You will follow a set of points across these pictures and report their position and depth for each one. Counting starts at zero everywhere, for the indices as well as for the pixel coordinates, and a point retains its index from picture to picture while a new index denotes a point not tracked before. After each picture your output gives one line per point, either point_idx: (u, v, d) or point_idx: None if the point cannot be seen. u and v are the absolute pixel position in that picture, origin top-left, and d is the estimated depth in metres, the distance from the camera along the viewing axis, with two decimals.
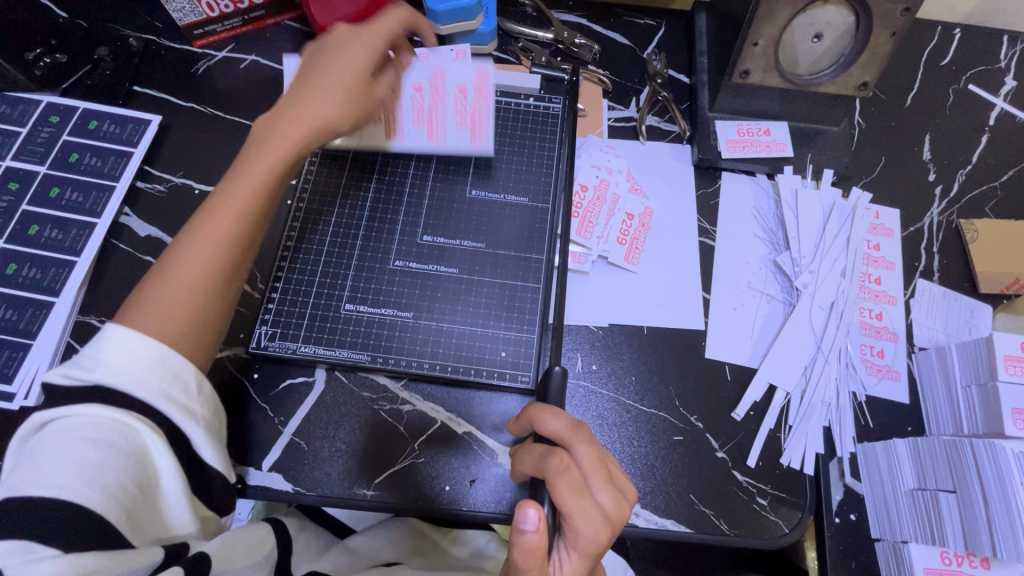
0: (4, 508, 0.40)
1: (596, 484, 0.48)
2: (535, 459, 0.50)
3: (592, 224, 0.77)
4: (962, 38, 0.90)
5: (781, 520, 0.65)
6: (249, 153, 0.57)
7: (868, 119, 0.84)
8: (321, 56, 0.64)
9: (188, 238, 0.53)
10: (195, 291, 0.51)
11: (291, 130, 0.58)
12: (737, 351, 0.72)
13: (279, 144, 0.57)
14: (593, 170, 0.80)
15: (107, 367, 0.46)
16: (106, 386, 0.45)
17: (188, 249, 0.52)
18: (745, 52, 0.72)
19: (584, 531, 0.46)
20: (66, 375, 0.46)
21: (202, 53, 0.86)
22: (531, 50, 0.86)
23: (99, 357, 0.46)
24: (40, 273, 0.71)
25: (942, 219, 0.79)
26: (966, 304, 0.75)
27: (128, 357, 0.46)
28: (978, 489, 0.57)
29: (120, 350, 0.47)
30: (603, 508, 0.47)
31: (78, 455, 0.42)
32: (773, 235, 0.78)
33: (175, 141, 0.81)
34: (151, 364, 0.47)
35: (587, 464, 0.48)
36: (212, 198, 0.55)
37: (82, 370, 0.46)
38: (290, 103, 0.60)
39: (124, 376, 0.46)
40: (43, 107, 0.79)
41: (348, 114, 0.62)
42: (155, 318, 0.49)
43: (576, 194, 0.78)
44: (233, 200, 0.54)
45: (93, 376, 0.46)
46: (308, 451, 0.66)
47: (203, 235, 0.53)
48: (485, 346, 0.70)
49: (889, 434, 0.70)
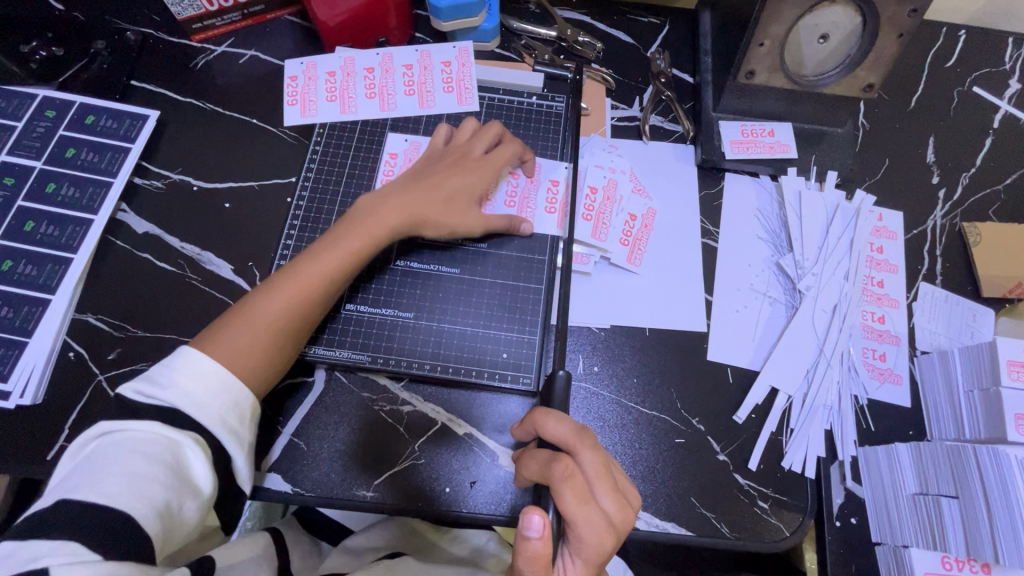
0: (55, 509, 0.43)
1: (601, 491, 0.48)
2: (540, 465, 0.50)
3: (606, 225, 0.75)
4: (967, 40, 0.89)
5: (782, 523, 0.65)
6: (348, 229, 0.63)
7: (872, 120, 0.84)
8: (440, 162, 0.70)
9: (272, 289, 0.59)
10: (268, 336, 0.58)
11: (387, 225, 0.64)
12: (739, 354, 0.72)
13: (372, 229, 0.63)
14: (598, 171, 0.79)
15: (177, 387, 0.51)
16: (173, 406, 0.51)
17: (273, 298, 0.59)
18: (751, 52, 0.72)
19: (589, 538, 0.46)
20: (138, 391, 0.51)
21: (201, 47, 0.85)
22: (534, 48, 0.85)
23: (173, 376, 0.52)
24: (37, 269, 0.70)
25: (945, 222, 0.79)
26: (969, 308, 0.75)
27: (198, 380, 0.52)
28: (981, 495, 0.57)
29: (191, 374, 0.52)
30: (608, 515, 0.47)
31: (132, 468, 0.46)
32: (776, 237, 0.77)
33: (173, 137, 0.80)
34: (215, 394, 0.52)
35: (592, 470, 0.48)
36: (300, 259, 0.61)
37: (156, 387, 0.51)
38: (393, 190, 0.67)
39: (189, 398, 0.51)
40: (39, 102, 0.78)
41: (441, 215, 0.67)
42: (228, 344, 0.56)
43: (587, 196, 0.77)
44: (319, 272, 0.60)
45: (163, 394, 0.51)
46: (307, 452, 0.66)
47: (288, 284, 0.59)
48: (486, 347, 0.70)
49: (891, 438, 0.70)
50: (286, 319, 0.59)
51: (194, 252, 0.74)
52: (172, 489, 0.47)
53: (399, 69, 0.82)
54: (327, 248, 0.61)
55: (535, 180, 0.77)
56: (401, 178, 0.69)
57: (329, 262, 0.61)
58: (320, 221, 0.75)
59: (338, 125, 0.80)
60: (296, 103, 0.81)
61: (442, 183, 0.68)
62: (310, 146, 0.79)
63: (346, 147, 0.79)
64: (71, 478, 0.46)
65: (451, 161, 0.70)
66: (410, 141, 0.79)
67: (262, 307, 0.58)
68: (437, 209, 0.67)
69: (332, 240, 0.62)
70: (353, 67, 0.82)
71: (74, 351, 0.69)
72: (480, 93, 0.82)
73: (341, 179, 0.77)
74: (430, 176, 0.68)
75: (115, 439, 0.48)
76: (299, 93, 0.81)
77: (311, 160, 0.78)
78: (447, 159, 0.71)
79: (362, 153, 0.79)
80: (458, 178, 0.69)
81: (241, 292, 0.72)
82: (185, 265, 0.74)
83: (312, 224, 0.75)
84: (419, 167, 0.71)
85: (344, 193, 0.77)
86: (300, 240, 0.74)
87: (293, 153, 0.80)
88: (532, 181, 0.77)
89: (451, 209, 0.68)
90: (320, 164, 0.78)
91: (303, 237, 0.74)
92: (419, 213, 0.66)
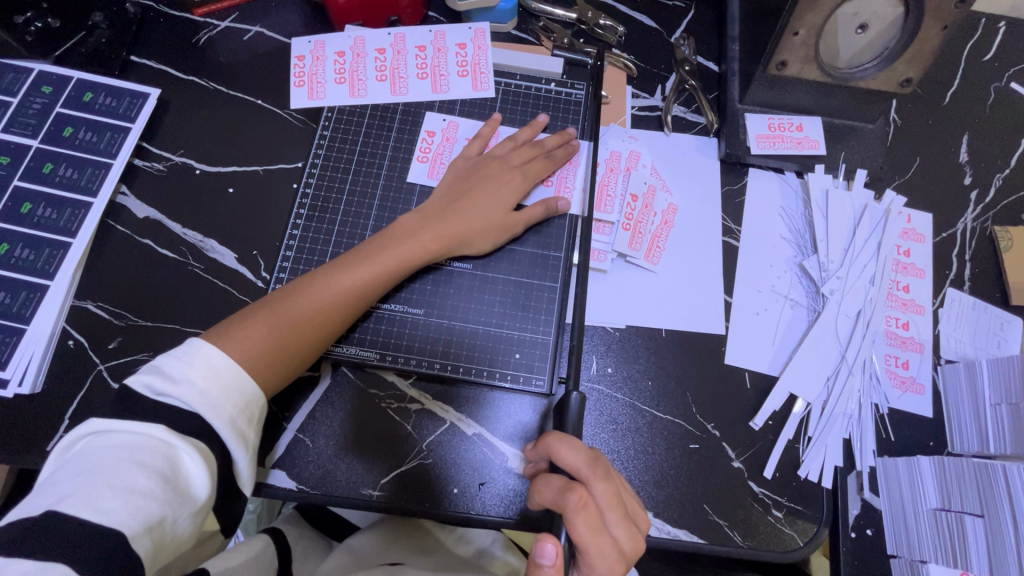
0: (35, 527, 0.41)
1: (612, 521, 0.47)
2: (553, 493, 0.48)
3: (644, 235, 0.72)
4: (1008, 32, 0.85)
5: (797, 533, 0.63)
6: (394, 242, 0.65)
7: (904, 116, 0.80)
8: (471, 175, 0.70)
9: (311, 288, 0.61)
10: (297, 339, 0.59)
11: (429, 244, 0.66)
12: (759, 358, 0.69)
13: (414, 246, 0.65)
14: (643, 178, 0.75)
15: (191, 384, 0.50)
16: (183, 403, 0.49)
17: (310, 298, 0.60)
18: (784, 42, 0.68)
19: (600, 567, 0.47)
20: (148, 385, 0.50)
21: (204, 22, 0.81)
22: (552, 31, 0.82)
23: (187, 371, 0.50)
24: (34, 253, 0.68)
25: (976, 225, 0.76)
26: (997, 316, 0.73)
27: (213, 379, 0.51)
28: (1008, 515, 0.56)
29: (208, 370, 0.51)
30: (619, 543, 0.47)
31: (128, 480, 0.44)
32: (801, 237, 0.74)
33: (174, 117, 0.77)
34: (231, 392, 0.52)
35: (605, 501, 0.48)
36: (344, 263, 0.63)
37: (168, 382, 0.50)
38: (440, 208, 0.68)
39: (202, 397, 0.50)
40: (34, 77, 0.74)
41: (479, 238, 0.68)
42: (255, 339, 0.56)
43: (627, 204, 0.74)
44: (357, 279, 0.62)
45: (176, 391, 0.49)
46: (313, 449, 0.64)
47: (322, 292, 0.61)
48: (499, 347, 0.68)
49: (911, 449, 0.68)
50: (316, 325, 0.60)
51: (196, 239, 0.72)
52: (168, 503, 0.45)
53: (411, 51, 0.78)
54: (366, 261, 0.63)
55: (575, 161, 0.75)
56: (437, 197, 0.70)
57: (367, 275, 0.63)
58: (328, 210, 0.72)
59: (346, 109, 0.77)
60: (303, 85, 0.78)
61: (477, 202, 0.68)
62: (317, 130, 0.76)
63: (355, 132, 0.76)
64: (60, 484, 0.43)
65: (483, 175, 0.70)
66: (447, 121, 0.76)
67: (292, 310, 0.59)
68: (472, 228, 0.68)
69: (370, 253, 0.64)
70: (363, 47, 0.78)
71: (74, 340, 0.67)
72: (496, 79, 0.79)
73: (350, 166, 0.74)
74: (467, 195, 0.69)
75: (111, 443, 0.46)
76: (307, 74, 0.78)
77: (319, 146, 0.75)
78: (478, 173, 0.71)
79: (372, 137, 0.76)
80: (493, 194, 0.69)
81: (245, 283, 0.70)
82: (188, 252, 0.71)
83: (319, 213, 0.72)
84: (452, 181, 0.71)
85: (353, 181, 0.74)
86: (307, 229, 0.71)
87: (299, 137, 0.77)
88: (573, 162, 0.75)
89: (486, 227, 0.68)
90: (328, 149, 0.75)
91: (310, 226, 0.72)
92: (458, 233, 0.67)
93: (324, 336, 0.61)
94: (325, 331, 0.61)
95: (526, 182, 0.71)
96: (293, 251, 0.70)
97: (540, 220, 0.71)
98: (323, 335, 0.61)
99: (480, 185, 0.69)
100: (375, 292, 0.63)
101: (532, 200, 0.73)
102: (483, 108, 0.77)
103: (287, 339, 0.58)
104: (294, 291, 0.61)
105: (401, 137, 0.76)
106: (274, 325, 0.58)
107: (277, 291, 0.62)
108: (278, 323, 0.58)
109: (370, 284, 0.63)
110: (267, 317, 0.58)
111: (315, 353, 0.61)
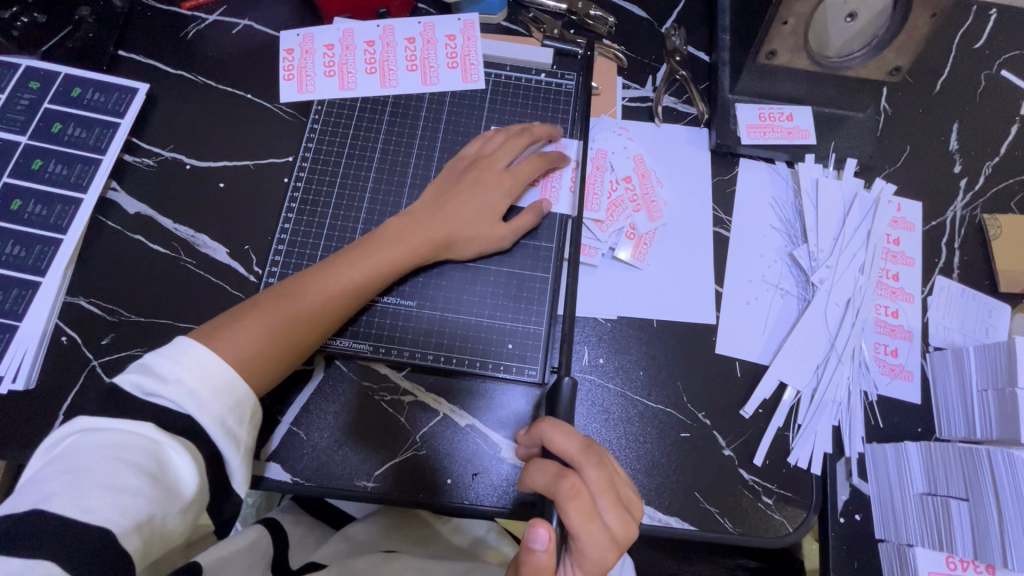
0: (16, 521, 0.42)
1: (605, 507, 0.48)
2: (545, 478, 0.49)
3: (647, 246, 0.73)
4: (998, 19, 0.85)
5: (786, 519, 0.64)
6: (384, 243, 0.65)
7: (894, 104, 0.80)
8: (463, 177, 0.70)
9: (300, 290, 0.61)
10: (287, 339, 0.59)
11: (417, 245, 0.66)
12: (749, 347, 0.70)
13: (402, 247, 0.65)
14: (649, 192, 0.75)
15: (180, 383, 0.50)
16: (173, 400, 0.49)
17: (300, 300, 0.60)
18: (773, 31, 0.68)
19: (591, 553, 0.47)
20: (138, 385, 0.50)
21: (192, 16, 0.81)
22: (542, 21, 0.81)
23: (176, 370, 0.51)
24: (25, 251, 0.68)
25: (964, 213, 0.77)
26: (985, 304, 0.73)
27: (202, 379, 0.51)
28: (992, 497, 0.56)
29: (195, 367, 0.51)
30: (610, 530, 0.48)
31: (114, 477, 0.44)
32: (791, 227, 0.75)
33: (164, 112, 0.77)
34: (218, 390, 0.51)
35: (596, 487, 0.48)
36: (333, 264, 0.63)
37: (156, 381, 0.50)
38: (430, 209, 0.68)
39: (191, 396, 0.50)
40: (21, 72, 0.74)
41: (468, 240, 0.68)
42: (244, 341, 0.56)
43: (631, 216, 0.74)
44: (346, 282, 0.62)
45: (165, 390, 0.50)
46: (307, 441, 0.64)
47: (312, 294, 0.61)
48: (492, 338, 0.68)
49: (899, 435, 0.69)
50: (306, 326, 0.60)
51: (187, 234, 0.72)
52: (156, 501, 0.45)
53: (400, 43, 0.78)
54: (355, 263, 0.63)
55: (563, 159, 0.75)
56: (423, 199, 0.70)
57: (356, 277, 0.63)
58: (319, 203, 0.73)
59: (336, 102, 0.77)
60: (292, 78, 0.78)
61: (463, 203, 0.68)
62: (307, 124, 0.76)
63: (345, 125, 0.76)
64: (47, 482, 0.43)
65: (474, 177, 0.70)
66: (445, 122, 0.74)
67: (285, 309, 0.60)
68: (459, 229, 0.68)
69: (361, 254, 0.64)
70: (352, 40, 0.78)
71: (67, 336, 0.67)
72: (485, 70, 0.79)
73: (340, 160, 0.74)
74: (460, 190, 0.69)
75: (99, 442, 0.46)
76: (296, 67, 0.78)
77: (309, 140, 0.75)
78: (473, 172, 0.70)
79: (362, 131, 0.75)
80: (482, 196, 0.69)
81: (237, 277, 0.70)
82: (180, 247, 0.71)
83: (311, 207, 0.72)
84: (443, 180, 0.71)
85: (344, 174, 0.74)
86: (299, 221, 0.72)
87: (289, 131, 0.76)
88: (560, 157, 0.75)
89: (471, 230, 0.68)
90: (319, 142, 0.75)
91: (302, 221, 0.72)
92: (446, 234, 0.67)
93: (316, 336, 0.61)
94: (315, 332, 0.61)
95: (517, 184, 0.70)
96: (285, 244, 0.71)
97: (529, 226, 0.70)
98: (315, 337, 0.61)
99: (473, 185, 0.70)
100: (365, 294, 0.64)
101: (524, 202, 0.73)
102: (472, 100, 0.77)
103: (280, 338, 0.58)
104: (285, 294, 0.61)
105: (391, 130, 0.76)
106: (266, 325, 0.58)
107: (269, 290, 0.62)
108: (265, 326, 0.58)
109: (359, 286, 0.63)
110: (256, 318, 0.58)
111: (305, 352, 0.61)
